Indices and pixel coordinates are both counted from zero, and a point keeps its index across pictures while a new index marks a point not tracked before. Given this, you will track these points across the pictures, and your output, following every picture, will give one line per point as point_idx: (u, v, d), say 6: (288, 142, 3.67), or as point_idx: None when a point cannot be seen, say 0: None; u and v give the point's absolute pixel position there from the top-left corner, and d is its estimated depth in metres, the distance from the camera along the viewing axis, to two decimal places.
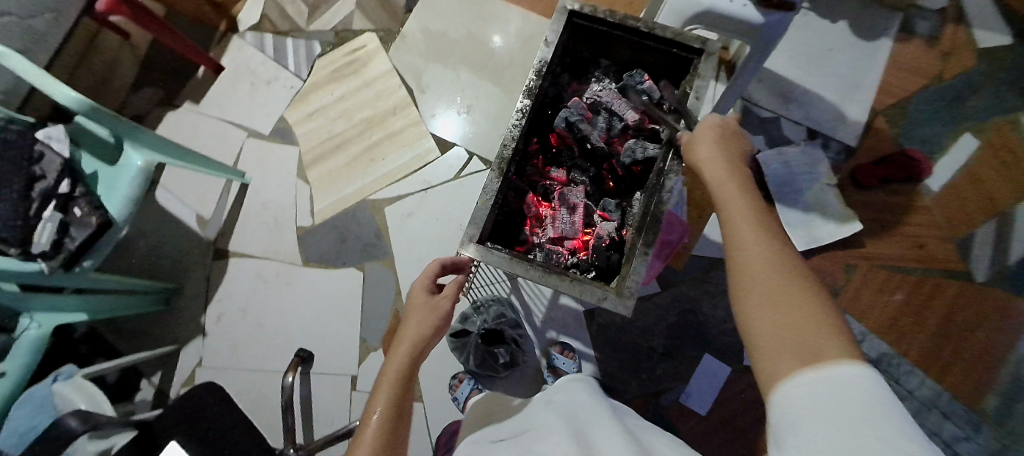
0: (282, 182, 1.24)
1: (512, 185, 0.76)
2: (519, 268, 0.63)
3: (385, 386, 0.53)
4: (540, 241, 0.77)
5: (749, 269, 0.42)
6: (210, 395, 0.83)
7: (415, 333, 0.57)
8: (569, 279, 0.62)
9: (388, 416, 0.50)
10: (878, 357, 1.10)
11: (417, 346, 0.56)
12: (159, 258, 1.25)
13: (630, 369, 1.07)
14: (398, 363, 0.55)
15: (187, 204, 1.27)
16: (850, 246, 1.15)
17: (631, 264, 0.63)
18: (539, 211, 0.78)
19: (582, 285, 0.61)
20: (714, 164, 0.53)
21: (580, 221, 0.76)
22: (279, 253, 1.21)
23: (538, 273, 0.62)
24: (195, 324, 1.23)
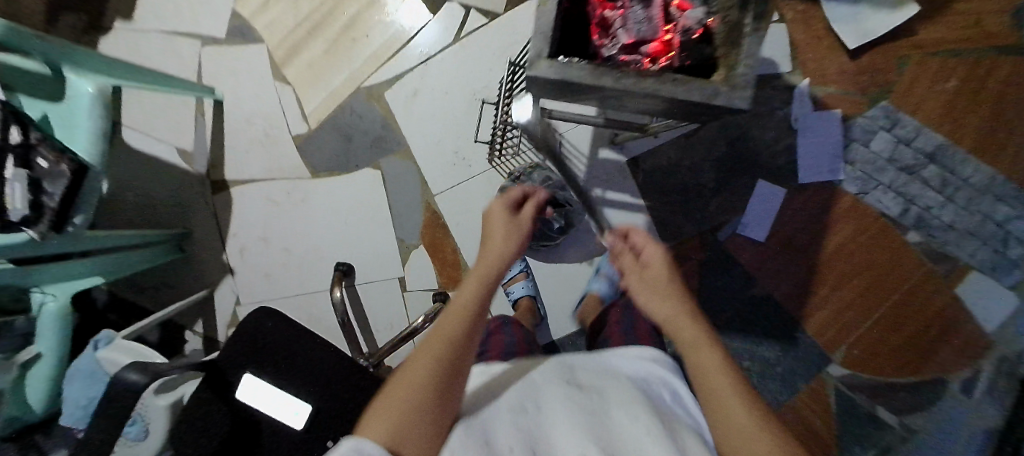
0: (257, 90, 1.07)
1: None
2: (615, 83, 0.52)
3: (471, 286, 0.50)
4: (612, 52, 0.62)
5: (726, 416, 0.41)
6: (272, 323, 0.75)
7: (501, 244, 0.55)
8: (670, 80, 0.51)
9: (475, 302, 0.48)
10: (933, 151, 1.06)
11: (503, 255, 0.54)
12: (155, 208, 1.15)
13: (683, 212, 1.04)
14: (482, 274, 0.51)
15: (164, 140, 1.14)
16: (903, 36, 1.04)
17: (741, 44, 0.52)
18: (603, 15, 0.63)
19: (686, 82, 0.51)
20: (665, 298, 0.52)
21: (656, 17, 0.62)
22: (279, 170, 1.09)
23: (630, 81, 0.52)
24: (220, 263, 1.17)
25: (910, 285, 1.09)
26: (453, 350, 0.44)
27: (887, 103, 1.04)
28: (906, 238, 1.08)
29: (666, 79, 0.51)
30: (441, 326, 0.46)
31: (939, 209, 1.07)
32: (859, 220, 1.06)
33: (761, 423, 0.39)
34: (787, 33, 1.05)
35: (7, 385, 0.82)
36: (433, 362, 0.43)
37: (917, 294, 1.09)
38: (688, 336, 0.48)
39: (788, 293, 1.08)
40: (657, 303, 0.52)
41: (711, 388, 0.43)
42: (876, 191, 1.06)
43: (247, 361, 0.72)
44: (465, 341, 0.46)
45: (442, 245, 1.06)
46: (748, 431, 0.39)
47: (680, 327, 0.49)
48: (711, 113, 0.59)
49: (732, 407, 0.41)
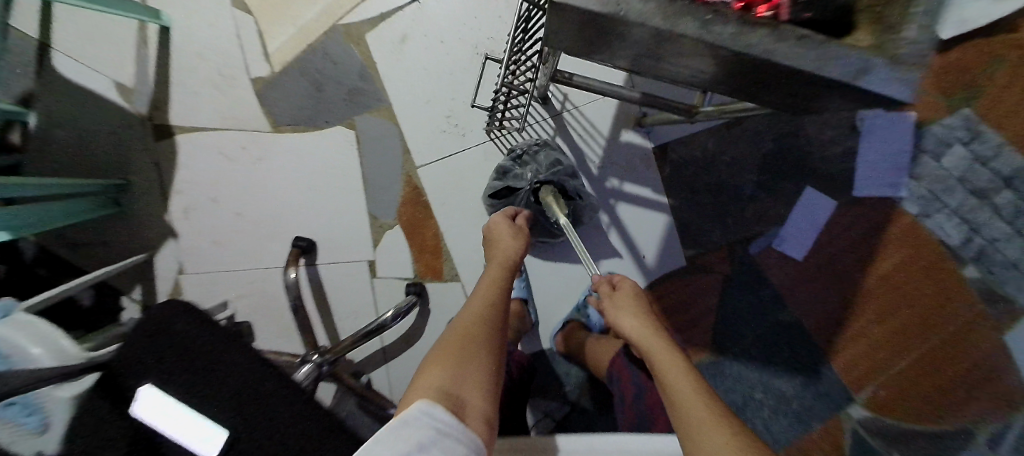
0: (214, 18, 0.88)
1: None
2: (703, 31, 0.34)
3: (488, 281, 0.65)
4: None
5: (679, 393, 0.54)
6: (185, 322, 0.57)
7: (508, 248, 0.69)
8: (789, 40, 0.34)
9: (491, 291, 0.63)
10: (1014, 174, 0.88)
11: (510, 259, 0.69)
12: (79, 151, 0.95)
13: (713, 216, 0.89)
14: (494, 272, 0.66)
15: (100, 69, 0.94)
16: (1001, 30, 0.85)
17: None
18: None
19: (813, 46, 0.34)
20: (633, 315, 0.67)
21: None
22: (234, 120, 0.90)
23: (728, 31, 0.34)
24: (161, 223, 0.99)
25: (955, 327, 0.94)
26: (478, 321, 0.57)
27: (968, 111, 0.86)
28: (962, 272, 0.92)
29: (785, 37, 0.34)
30: (467, 312, 0.59)
31: (1006, 243, 0.91)
32: (914, 246, 0.91)
33: (705, 400, 0.53)
34: None
35: None
36: (464, 329, 0.56)
37: (959, 332, 0.94)
38: (647, 343, 0.62)
39: (819, 322, 0.93)
40: (628, 320, 0.66)
41: (666, 379, 0.57)
42: (939, 215, 0.90)
43: (145, 366, 0.54)
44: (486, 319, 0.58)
45: (422, 228, 0.90)
46: (696, 404, 0.52)
47: (643, 337, 0.63)
48: (836, 98, 0.40)
49: (682, 389, 0.54)
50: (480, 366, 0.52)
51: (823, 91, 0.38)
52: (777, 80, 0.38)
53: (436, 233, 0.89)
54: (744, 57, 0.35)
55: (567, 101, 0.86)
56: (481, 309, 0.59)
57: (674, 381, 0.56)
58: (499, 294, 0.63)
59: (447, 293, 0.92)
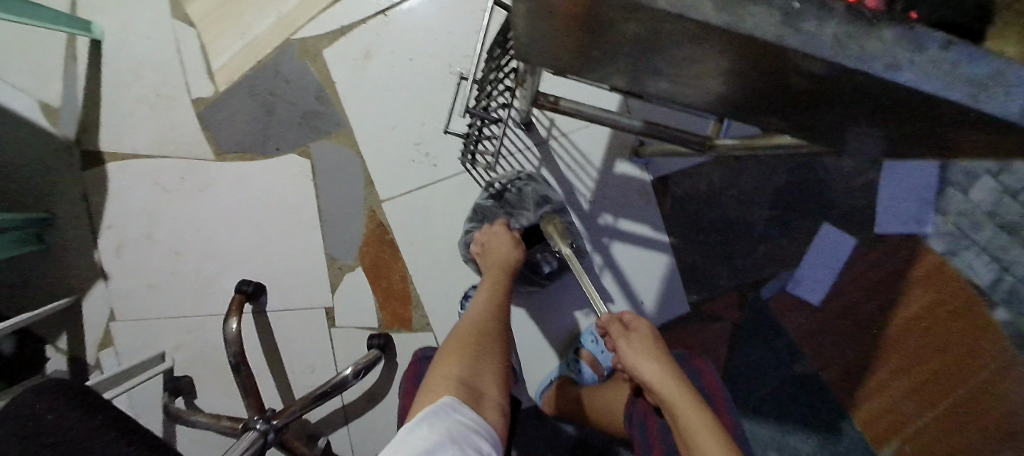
0: (154, 30, 0.77)
1: None
2: (790, 30, 0.23)
3: (484, 291, 0.58)
4: None
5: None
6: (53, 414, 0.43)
7: (505, 256, 0.62)
8: (908, 48, 0.23)
9: (486, 304, 0.56)
10: None
11: (506, 268, 0.61)
12: (2, 179, 0.82)
13: (719, 256, 0.79)
14: (496, 274, 0.60)
15: (21, 87, 0.82)
16: None
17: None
18: None
19: (941, 56, 0.24)
20: (654, 358, 0.54)
21: None
22: (175, 146, 0.79)
23: (830, 34, 0.23)
24: (89, 262, 0.85)
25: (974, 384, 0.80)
26: (470, 339, 0.51)
27: None
28: (993, 317, 0.81)
29: (920, 47, 0.24)
30: (460, 327, 0.53)
31: None
32: (940, 289, 0.82)
33: None
34: None
35: None
36: (454, 350, 0.49)
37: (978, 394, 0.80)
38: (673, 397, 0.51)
39: (840, 375, 0.83)
40: (649, 365, 0.54)
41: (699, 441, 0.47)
42: (967, 253, 0.81)
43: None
44: (477, 338, 0.51)
45: (389, 269, 0.79)
46: None
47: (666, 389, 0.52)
48: (950, 138, 0.29)
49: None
50: (494, 363, 0.50)
51: (934, 129, 0.28)
52: (875, 108, 0.27)
53: (405, 277, 0.79)
54: (848, 74, 0.24)
55: (553, 128, 0.76)
56: (488, 308, 0.55)
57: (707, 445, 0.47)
58: (496, 306, 0.56)
59: (416, 344, 0.80)
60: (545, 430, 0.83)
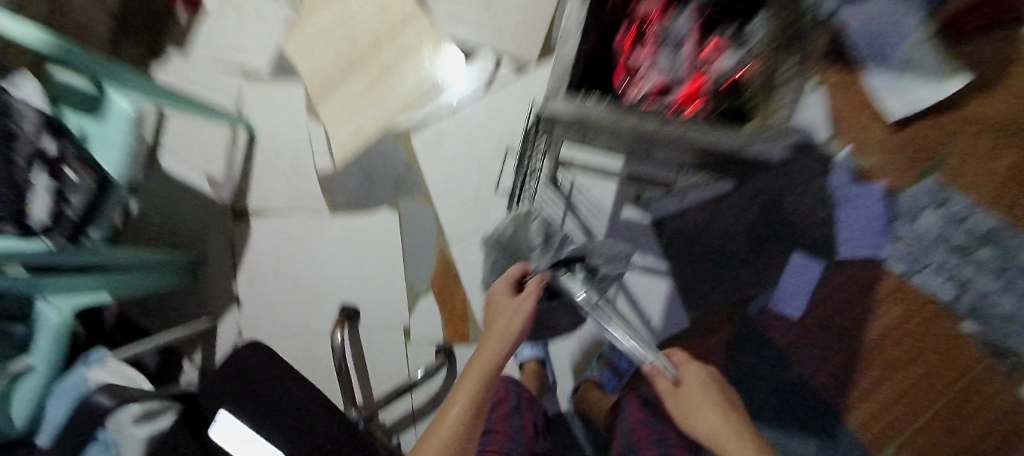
0: (290, 126, 1.10)
1: (596, 24, 0.52)
2: (645, 123, 0.47)
3: (473, 372, 0.60)
4: (637, 97, 0.57)
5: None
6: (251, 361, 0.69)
7: (505, 326, 0.65)
8: (699, 127, 0.48)
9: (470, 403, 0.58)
10: (990, 232, 0.96)
11: (504, 341, 0.63)
12: (179, 229, 1.15)
13: (711, 279, 0.99)
14: (490, 361, 0.61)
15: (195, 165, 1.15)
16: (953, 108, 0.96)
17: (774, 97, 0.54)
18: (629, 58, 0.57)
19: (713, 129, 0.49)
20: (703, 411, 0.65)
21: (684, 62, 0.58)
22: (302, 206, 1.10)
23: (662, 121, 0.47)
24: (227, 293, 1.14)
25: (950, 400, 0.96)
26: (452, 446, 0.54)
27: (936, 177, 0.97)
28: (960, 327, 0.96)
29: (709, 130, 0.48)
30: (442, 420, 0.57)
31: (997, 298, 0.95)
32: (905, 304, 0.97)
33: None
34: (823, 101, 1.00)
35: None
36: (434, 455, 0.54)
37: (954, 411, 0.96)
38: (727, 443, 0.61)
39: (827, 380, 0.98)
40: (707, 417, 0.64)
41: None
42: (926, 273, 0.97)
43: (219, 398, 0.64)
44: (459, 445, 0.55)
45: (451, 295, 1.03)
46: None
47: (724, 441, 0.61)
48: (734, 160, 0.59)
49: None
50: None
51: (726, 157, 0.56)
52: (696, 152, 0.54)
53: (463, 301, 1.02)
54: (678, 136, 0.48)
55: (574, 185, 1.01)
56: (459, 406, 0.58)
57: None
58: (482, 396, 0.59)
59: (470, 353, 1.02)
60: (575, 428, 1.01)
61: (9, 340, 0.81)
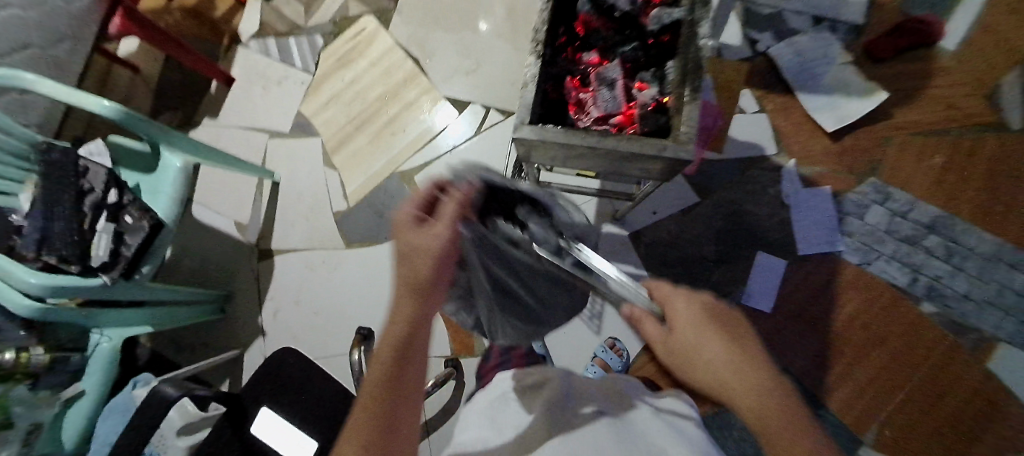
0: (309, 174, 1.26)
1: (548, 75, 0.71)
2: (583, 139, 0.60)
3: (396, 304, 0.45)
4: (585, 124, 0.70)
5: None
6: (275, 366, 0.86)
7: (420, 250, 0.45)
8: (626, 138, 0.60)
9: (395, 335, 0.44)
10: (931, 222, 1.08)
11: (422, 265, 0.45)
12: (209, 271, 1.28)
13: (688, 281, 1.10)
14: (395, 332, 0.44)
15: (224, 213, 1.31)
16: (881, 119, 1.13)
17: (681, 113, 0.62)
18: (577, 96, 0.71)
19: (639, 140, 0.60)
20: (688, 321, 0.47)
21: (621, 96, 0.70)
22: (321, 242, 1.24)
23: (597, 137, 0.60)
24: (254, 326, 1.25)
25: (921, 378, 1.03)
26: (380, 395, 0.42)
27: (875, 178, 1.11)
28: (919, 309, 1.06)
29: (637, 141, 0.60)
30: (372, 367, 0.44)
31: (949, 280, 1.06)
32: (866, 293, 1.07)
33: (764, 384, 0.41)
34: (769, 121, 1.15)
35: (49, 419, 0.89)
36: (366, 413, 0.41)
37: (927, 388, 1.02)
38: (774, 417, 0.37)
39: (806, 368, 1.05)
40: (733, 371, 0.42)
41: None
42: (880, 262, 1.08)
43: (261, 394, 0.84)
44: (394, 378, 0.43)
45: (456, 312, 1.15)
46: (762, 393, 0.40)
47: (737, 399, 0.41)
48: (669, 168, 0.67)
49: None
50: (405, 422, 0.43)
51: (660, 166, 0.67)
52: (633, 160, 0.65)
53: None
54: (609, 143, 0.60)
55: None
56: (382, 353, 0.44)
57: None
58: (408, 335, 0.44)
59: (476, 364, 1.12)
60: None
61: (64, 368, 0.94)
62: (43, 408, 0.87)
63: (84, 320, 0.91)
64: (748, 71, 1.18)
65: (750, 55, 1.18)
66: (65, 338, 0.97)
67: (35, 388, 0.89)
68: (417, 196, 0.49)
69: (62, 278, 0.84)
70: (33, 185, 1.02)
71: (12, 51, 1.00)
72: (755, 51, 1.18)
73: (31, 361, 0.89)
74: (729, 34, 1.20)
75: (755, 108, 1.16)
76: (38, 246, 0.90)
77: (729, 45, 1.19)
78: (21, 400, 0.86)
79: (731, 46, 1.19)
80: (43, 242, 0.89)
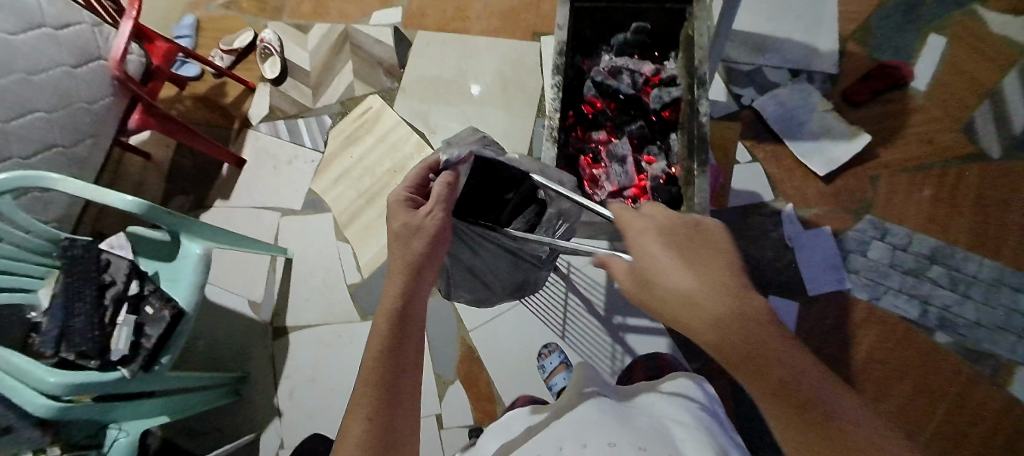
0: (322, 250, 1.28)
1: (562, 155, 0.75)
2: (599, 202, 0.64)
3: (396, 272, 0.52)
4: (601, 198, 0.74)
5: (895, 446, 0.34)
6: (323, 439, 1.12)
7: (421, 244, 0.53)
8: None
9: (396, 299, 0.50)
10: (931, 252, 1.12)
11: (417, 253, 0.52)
12: (225, 352, 1.27)
13: None
14: (389, 305, 0.50)
15: (238, 292, 1.31)
16: (868, 159, 1.19)
17: (691, 185, 0.65)
18: (590, 172, 0.75)
19: None
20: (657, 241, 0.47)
21: (632, 169, 0.74)
22: (337, 315, 1.25)
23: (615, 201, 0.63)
24: (269, 407, 1.23)
25: (948, 409, 1.02)
26: (385, 352, 0.47)
27: (870, 215, 1.15)
28: (934, 340, 1.06)
29: None
30: (377, 325, 0.49)
31: (958, 307, 1.08)
32: (880, 327, 1.08)
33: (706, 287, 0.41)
34: (762, 168, 1.21)
35: None
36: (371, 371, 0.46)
37: (957, 417, 1.01)
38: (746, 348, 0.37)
39: None
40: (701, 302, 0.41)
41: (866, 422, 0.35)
42: (889, 296, 1.10)
43: None
44: (397, 334, 0.49)
45: (476, 378, 1.15)
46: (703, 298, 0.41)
47: (706, 329, 0.39)
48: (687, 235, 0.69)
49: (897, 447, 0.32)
50: (412, 377, 0.48)
51: None
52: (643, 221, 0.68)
53: (488, 383, 1.14)
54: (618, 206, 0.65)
55: (570, 266, 1.16)
56: (381, 317, 0.49)
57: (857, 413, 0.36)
58: (407, 301, 0.51)
59: None
60: None
61: None
62: None
63: (101, 417, 0.84)
64: (736, 123, 1.25)
65: (737, 109, 1.26)
66: (79, 436, 0.90)
67: None
68: (418, 180, 0.61)
69: (82, 374, 0.80)
70: (53, 278, 1.00)
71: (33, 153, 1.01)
72: (740, 105, 1.27)
73: None
74: (714, 90, 1.28)
75: (748, 158, 1.22)
76: (57, 344, 0.89)
77: (716, 101, 1.27)
78: None
79: (717, 102, 1.27)
80: (63, 339, 0.89)
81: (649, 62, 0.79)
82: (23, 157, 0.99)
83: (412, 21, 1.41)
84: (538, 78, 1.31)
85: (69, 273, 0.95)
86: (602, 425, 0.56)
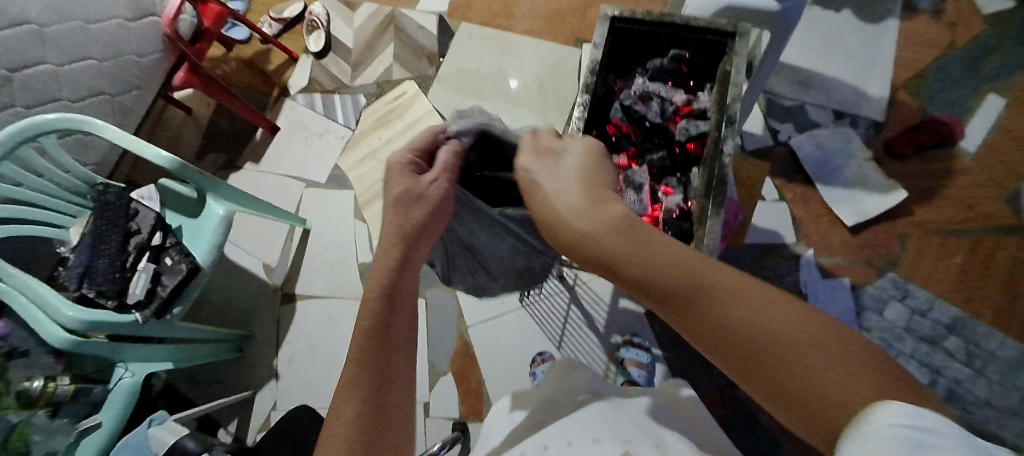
0: (340, 226, 1.32)
1: None
2: None
3: (387, 248, 0.52)
4: None
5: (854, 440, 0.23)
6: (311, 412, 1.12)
7: (414, 219, 0.54)
8: None
9: (384, 275, 0.50)
10: (951, 322, 1.08)
11: (407, 229, 0.53)
12: (235, 309, 1.32)
13: (702, 364, 1.10)
14: (377, 281, 0.50)
15: (254, 254, 1.36)
16: (900, 215, 1.15)
17: (704, 223, 0.65)
18: None
19: None
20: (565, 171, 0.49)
21: (647, 199, 0.73)
22: (345, 291, 1.28)
23: None
24: (268, 369, 1.27)
25: None
26: (372, 330, 0.47)
27: (893, 273, 1.12)
28: None
29: None
30: (364, 308, 0.49)
31: (969, 383, 1.04)
32: None
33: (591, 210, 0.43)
34: (787, 209, 1.19)
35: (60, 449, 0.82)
36: (356, 353, 0.45)
37: None
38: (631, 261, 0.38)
39: None
40: (582, 217, 0.42)
41: (796, 369, 0.27)
42: (899, 359, 1.07)
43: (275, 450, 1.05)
44: (387, 312, 0.48)
45: (468, 375, 1.16)
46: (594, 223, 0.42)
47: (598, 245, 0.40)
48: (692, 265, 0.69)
49: (784, 348, 0.28)
50: (399, 354, 0.48)
51: None
52: None
53: (480, 381, 1.15)
54: None
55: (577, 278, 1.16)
56: (369, 295, 0.49)
57: (820, 366, 0.26)
58: (396, 277, 0.50)
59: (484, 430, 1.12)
60: None
61: (86, 399, 0.91)
62: (59, 438, 0.83)
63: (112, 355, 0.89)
64: (768, 159, 1.23)
65: (772, 144, 1.23)
66: (90, 369, 0.94)
67: (54, 417, 0.87)
68: (423, 144, 0.61)
69: (99, 312, 0.85)
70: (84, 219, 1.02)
71: (82, 97, 1.06)
72: (776, 140, 1.24)
73: (56, 391, 0.88)
74: (752, 122, 1.26)
75: (775, 197, 1.20)
76: (81, 279, 0.95)
77: (751, 133, 1.25)
78: (40, 427, 0.84)
79: (752, 134, 1.25)
80: (86, 275, 0.95)
81: (683, 92, 0.79)
82: (71, 100, 1.05)
83: (458, 13, 1.42)
84: (574, 86, 1.30)
85: (99, 216, 1.00)
86: (588, 419, 0.57)
